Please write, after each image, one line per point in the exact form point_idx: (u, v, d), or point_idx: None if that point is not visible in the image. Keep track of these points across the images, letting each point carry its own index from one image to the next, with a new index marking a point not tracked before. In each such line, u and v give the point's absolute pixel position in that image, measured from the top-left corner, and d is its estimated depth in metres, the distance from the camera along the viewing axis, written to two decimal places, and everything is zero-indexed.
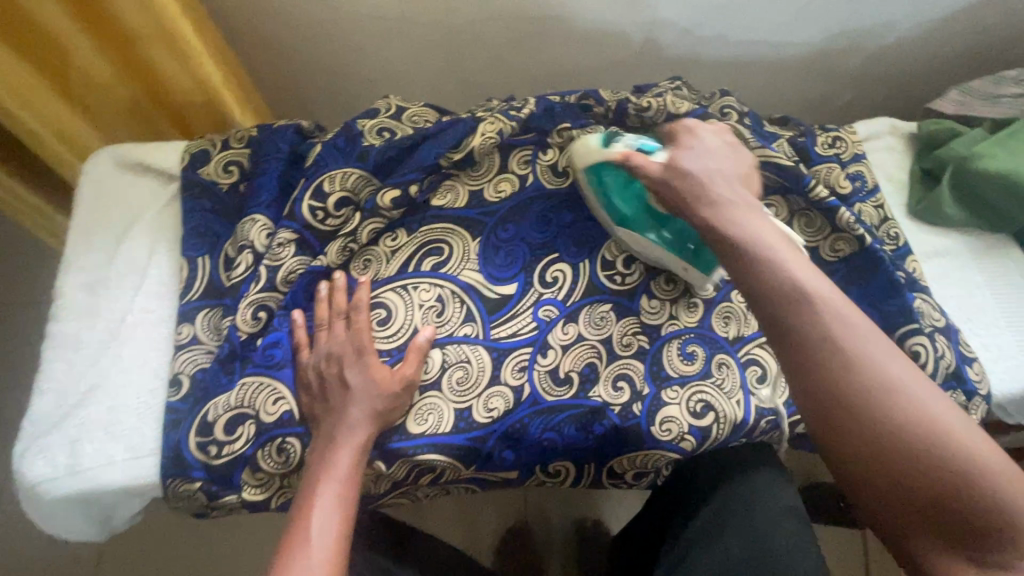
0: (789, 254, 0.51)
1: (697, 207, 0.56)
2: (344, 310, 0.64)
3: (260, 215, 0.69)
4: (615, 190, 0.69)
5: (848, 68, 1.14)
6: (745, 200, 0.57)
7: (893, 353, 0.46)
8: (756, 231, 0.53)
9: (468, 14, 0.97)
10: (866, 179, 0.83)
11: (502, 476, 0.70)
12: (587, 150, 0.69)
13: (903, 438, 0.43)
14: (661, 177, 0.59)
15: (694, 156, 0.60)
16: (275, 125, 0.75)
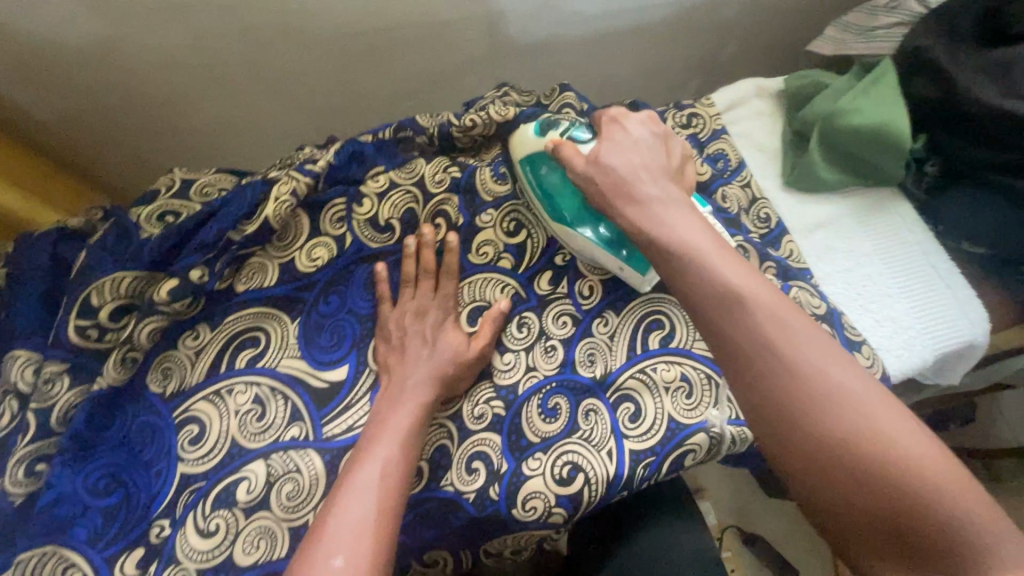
0: (712, 241, 0.51)
1: (618, 206, 0.56)
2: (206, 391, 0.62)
3: (21, 349, 0.59)
4: (551, 185, 0.67)
5: (721, 20, 1.04)
6: (677, 193, 0.57)
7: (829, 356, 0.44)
8: (669, 214, 0.54)
9: (275, 45, 0.85)
10: (728, 156, 0.77)
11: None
12: (525, 145, 0.68)
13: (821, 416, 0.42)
14: (583, 172, 0.60)
15: (621, 151, 0.59)
16: (33, 234, 0.65)
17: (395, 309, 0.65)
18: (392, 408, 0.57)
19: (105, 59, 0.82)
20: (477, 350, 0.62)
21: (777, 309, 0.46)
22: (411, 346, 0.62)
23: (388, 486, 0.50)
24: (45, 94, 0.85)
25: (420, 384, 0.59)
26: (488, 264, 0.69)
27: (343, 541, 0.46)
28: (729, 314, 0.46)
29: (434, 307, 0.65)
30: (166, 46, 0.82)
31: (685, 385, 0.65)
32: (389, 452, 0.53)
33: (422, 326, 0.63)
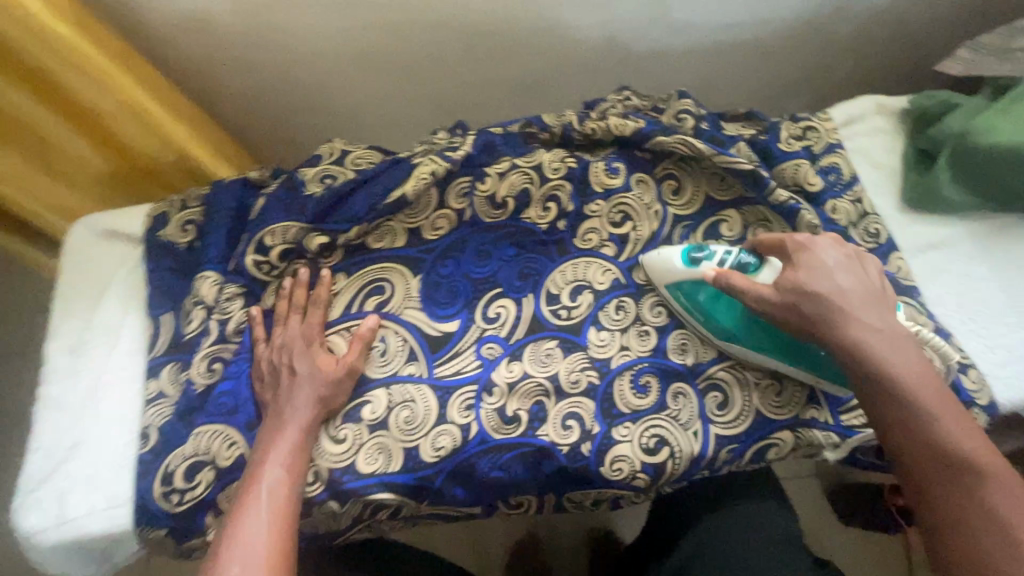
0: (887, 339, 0.57)
1: (841, 332, 0.57)
2: (302, 305, 0.71)
3: (211, 270, 0.73)
4: (712, 311, 0.66)
5: (841, 36, 1.04)
6: (891, 320, 0.59)
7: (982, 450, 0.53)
8: (885, 349, 0.57)
9: (420, 40, 0.97)
10: (842, 172, 0.75)
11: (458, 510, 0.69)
12: (669, 273, 0.68)
13: (951, 482, 0.52)
14: (777, 299, 0.60)
15: (817, 275, 0.59)
16: (225, 181, 0.79)
17: (269, 348, 0.69)
18: (279, 427, 0.63)
19: (284, 48, 0.95)
20: (344, 367, 0.67)
21: (993, 481, 0.51)
22: (284, 376, 0.66)
23: (279, 503, 0.58)
24: (234, 74, 1.00)
25: (301, 406, 0.64)
26: (592, 249, 0.74)
27: (243, 553, 0.54)
28: (949, 474, 0.52)
29: (298, 342, 0.68)
30: (333, 36, 0.94)
31: (774, 383, 0.67)
32: (276, 474, 0.60)
33: (291, 360, 0.67)
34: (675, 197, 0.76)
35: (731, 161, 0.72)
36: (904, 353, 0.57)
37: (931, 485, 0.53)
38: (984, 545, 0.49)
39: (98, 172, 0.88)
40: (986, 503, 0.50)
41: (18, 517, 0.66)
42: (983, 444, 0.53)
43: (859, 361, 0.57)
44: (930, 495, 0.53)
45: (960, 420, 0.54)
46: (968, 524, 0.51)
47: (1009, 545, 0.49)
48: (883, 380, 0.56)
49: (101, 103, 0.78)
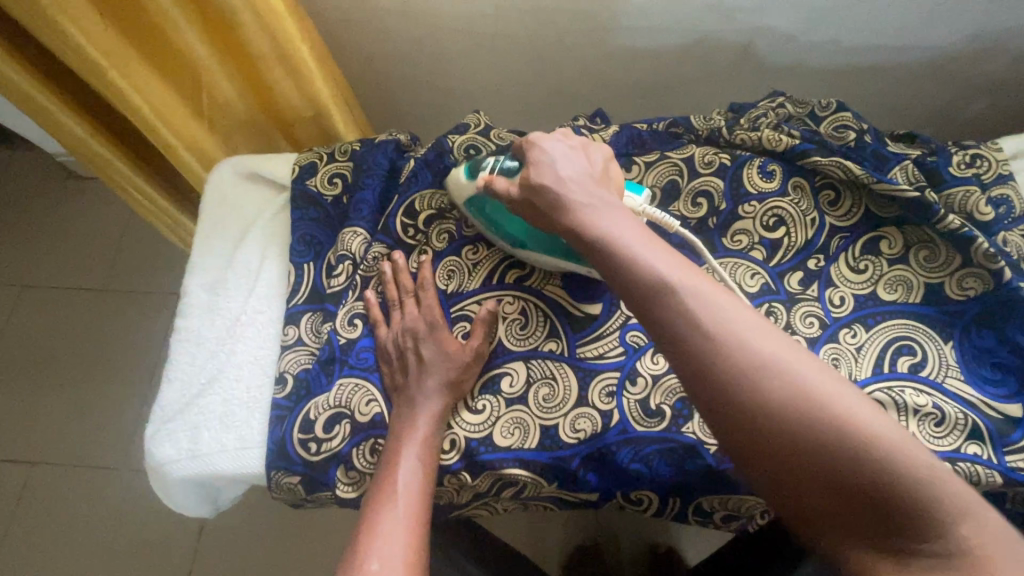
0: (630, 226, 0.51)
1: (555, 213, 0.54)
2: (412, 290, 0.68)
3: (360, 227, 0.73)
4: (500, 221, 0.67)
5: (988, 72, 1.01)
6: (610, 194, 0.56)
7: (763, 327, 0.43)
8: (618, 232, 0.50)
9: (563, 26, 0.96)
10: (1013, 203, 0.72)
11: (582, 497, 0.67)
12: (460, 188, 0.68)
13: (739, 377, 0.41)
14: (519, 199, 0.58)
15: (544, 169, 0.56)
16: (376, 140, 0.79)
17: (391, 330, 0.66)
18: (407, 416, 0.61)
19: (428, 19, 0.95)
20: (469, 351, 0.65)
21: (741, 318, 0.44)
22: (412, 361, 0.64)
23: (413, 498, 0.57)
24: (372, 41, 1.01)
25: (430, 394, 0.63)
26: (740, 252, 0.74)
27: (382, 550, 0.52)
28: (706, 325, 0.43)
29: (422, 325, 0.66)
30: (478, 13, 0.93)
31: (936, 412, 0.64)
32: (409, 467, 0.58)
33: (417, 345, 0.65)
34: (832, 207, 0.74)
35: (892, 188, 0.70)
36: (637, 231, 0.51)
37: (688, 340, 0.43)
38: (766, 395, 0.40)
39: (239, 117, 0.91)
40: (752, 348, 0.42)
41: (152, 444, 0.66)
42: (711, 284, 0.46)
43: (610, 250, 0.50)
44: (699, 361, 0.42)
45: (676, 263, 0.47)
46: (733, 376, 0.41)
47: (784, 385, 0.40)
48: (609, 245, 0.50)
49: (265, 50, 0.78)
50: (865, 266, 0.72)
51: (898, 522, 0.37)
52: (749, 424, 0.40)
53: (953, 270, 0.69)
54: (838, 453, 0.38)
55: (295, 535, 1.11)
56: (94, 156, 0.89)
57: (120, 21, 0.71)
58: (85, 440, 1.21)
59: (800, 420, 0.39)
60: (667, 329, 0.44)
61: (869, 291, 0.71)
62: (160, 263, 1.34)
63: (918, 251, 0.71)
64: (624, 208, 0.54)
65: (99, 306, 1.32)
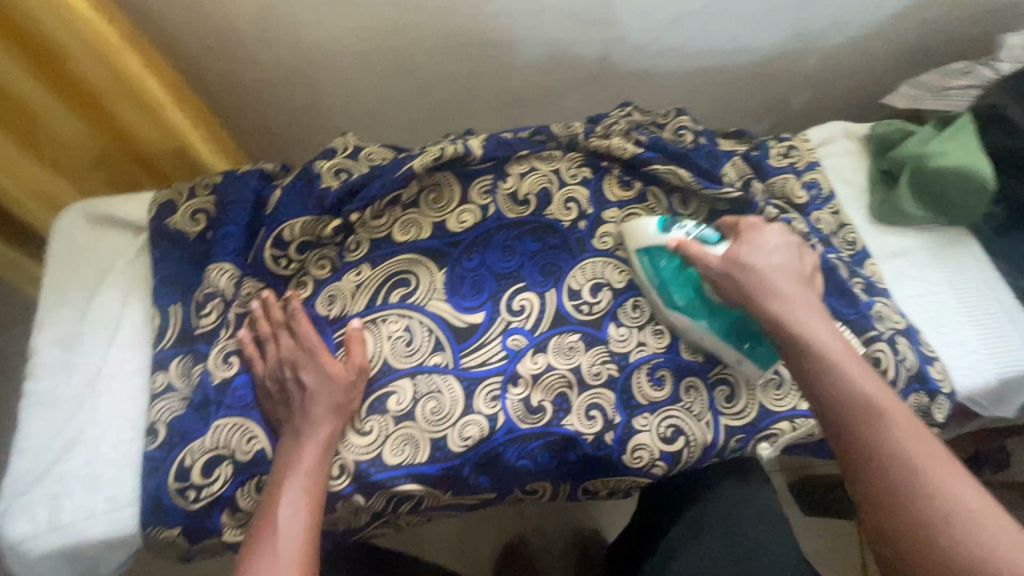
0: (835, 339, 0.63)
1: (759, 298, 0.66)
2: (283, 320, 0.67)
3: (226, 262, 0.71)
4: (669, 278, 0.72)
5: (806, 69, 1.17)
6: (811, 297, 0.67)
7: (928, 442, 0.54)
8: (828, 342, 0.62)
9: (429, 44, 0.99)
10: (821, 186, 0.85)
11: (480, 497, 0.70)
12: (644, 238, 0.73)
13: (894, 463, 0.53)
14: (721, 270, 0.67)
15: (755, 252, 0.68)
16: (239, 172, 0.77)
17: (267, 363, 0.65)
18: (295, 446, 0.62)
19: (291, 46, 0.95)
20: (353, 369, 0.67)
21: (897, 426, 0.55)
22: (293, 390, 0.64)
23: (301, 530, 0.57)
24: (235, 68, 0.98)
25: (319, 418, 0.63)
26: (607, 251, 0.78)
27: None
28: (858, 415, 0.57)
29: (301, 354, 0.65)
30: (341, 33, 0.94)
31: (775, 376, 0.74)
32: (292, 500, 0.58)
33: (297, 373, 0.64)
34: (684, 207, 0.83)
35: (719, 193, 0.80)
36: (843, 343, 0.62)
37: (856, 433, 0.56)
38: (897, 481, 0.52)
39: (92, 157, 0.84)
40: (894, 447, 0.54)
41: (5, 524, 0.61)
42: (893, 396, 0.58)
43: (812, 354, 0.62)
44: (845, 440, 0.56)
45: (870, 376, 0.59)
46: (886, 465, 0.53)
47: (913, 478, 0.51)
48: (813, 350, 0.61)
49: (100, 82, 0.75)
50: None
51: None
52: (878, 499, 0.52)
53: None
54: (945, 527, 0.49)
55: None
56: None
57: None
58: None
59: (945, 516, 0.49)
60: (826, 410, 0.59)
61: None
62: (17, 320, 1.20)
63: None
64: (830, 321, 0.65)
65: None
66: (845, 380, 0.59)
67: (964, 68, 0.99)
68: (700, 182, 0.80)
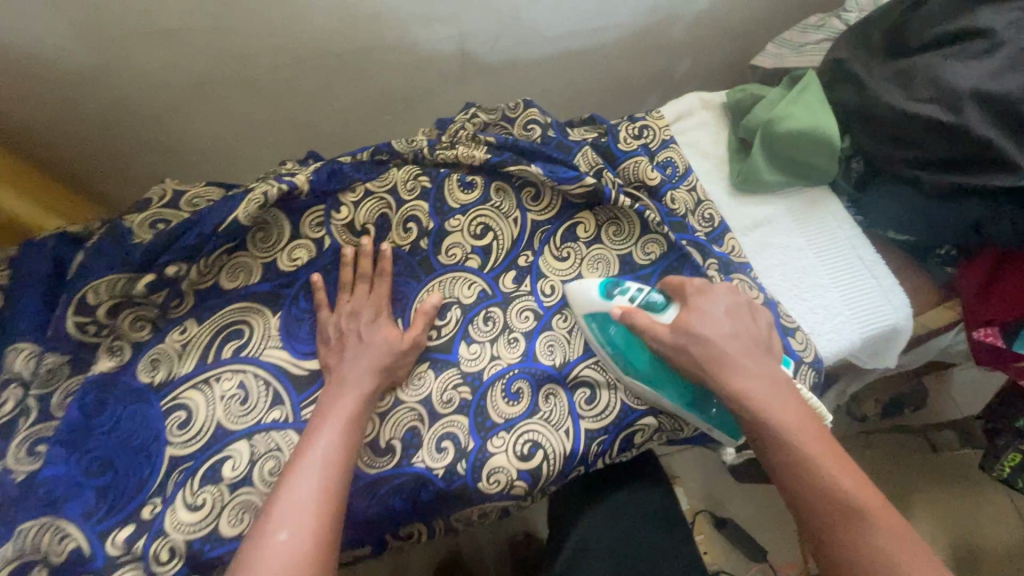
0: (771, 385, 0.60)
1: (719, 377, 0.60)
2: (367, 273, 0.72)
3: (22, 342, 0.64)
4: (624, 345, 0.68)
5: (676, 38, 1.13)
6: (763, 360, 0.62)
7: (850, 472, 0.55)
8: (763, 390, 0.59)
9: (263, 64, 0.92)
10: (676, 165, 0.82)
11: (355, 553, 0.71)
12: (590, 306, 0.68)
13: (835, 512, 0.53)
14: (672, 343, 0.62)
15: (705, 320, 0.63)
16: (36, 238, 0.70)
17: (333, 314, 0.70)
18: (334, 399, 0.62)
19: (106, 83, 0.89)
20: (410, 342, 0.68)
21: (832, 469, 0.55)
22: (348, 343, 0.67)
23: (328, 476, 0.56)
24: (52, 111, 0.91)
25: (359, 376, 0.64)
26: (457, 264, 0.75)
27: (287, 517, 0.53)
28: (825, 499, 0.54)
29: (366, 307, 0.70)
30: (157, 61, 0.87)
31: None
32: (318, 452, 0.58)
33: (357, 327, 0.68)
34: (534, 202, 0.78)
35: (567, 190, 0.76)
36: (782, 386, 0.60)
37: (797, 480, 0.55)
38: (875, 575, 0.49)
39: None
40: (835, 497, 0.53)
41: None
42: (875, 491, 0.54)
43: (746, 408, 0.59)
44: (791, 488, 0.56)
45: (805, 419, 0.58)
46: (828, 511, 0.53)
47: (861, 539, 0.51)
48: (748, 403, 0.59)
49: None
50: (567, 253, 0.77)
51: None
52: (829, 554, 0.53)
53: (637, 239, 0.77)
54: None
55: None
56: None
57: None
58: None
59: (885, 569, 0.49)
60: (769, 461, 0.58)
61: (575, 275, 0.76)
62: None
63: (608, 229, 0.78)
64: (772, 364, 0.62)
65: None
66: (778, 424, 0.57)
67: (817, 21, 0.97)
68: (550, 176, 0.76)
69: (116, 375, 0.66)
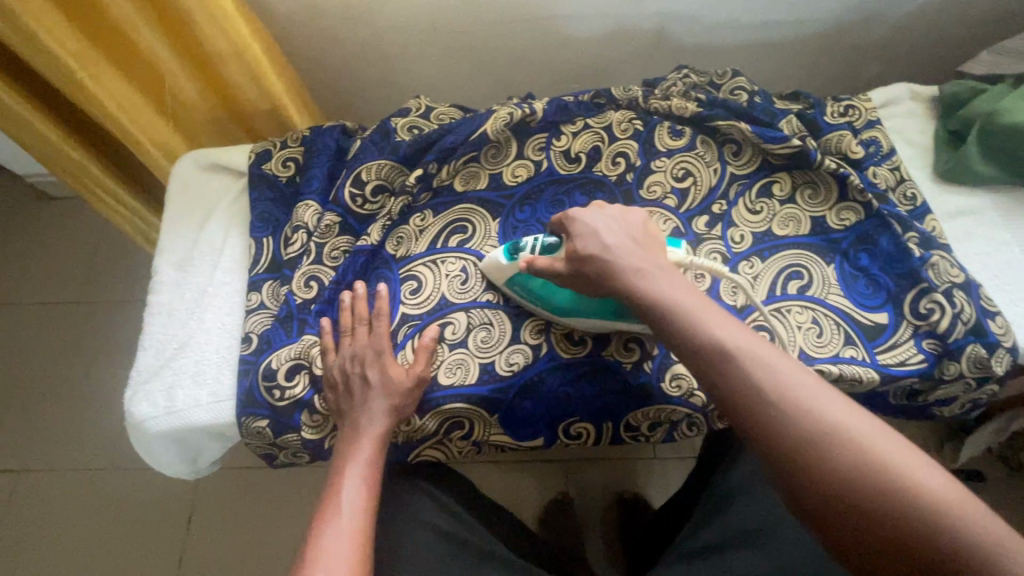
0: (661, 271, 0.60)
1: (612, 270, 0.61)
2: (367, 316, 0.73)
3: (311, 201, 0.81)
4: (545, 295, 0.71)
5: (873, 40, 1.14)
6: (650, 251, 0.63)
7: (733, 326, 0.53)
8: (649, 273, 0.60)
9: (493, 20, 1.06)
10: (881, 144, 0.85)
11: (525, 443, 0.76)
12: (504, 271, 0.72)
13: (719, 360, 0.51)
14: (569, 271, 0.65)
15: (589, 238, 0.64)
16: (323, 127, 0.87)
17: (339, 357, 0.71)
18: (355, 440, 0.66)
19: (367, 22, 1.05)
20: (412, 376, 0.69)
21: (714, 323, 0.53)
22: (356, 385, 0.68)
23: (358, 510, 0.59)
24: (321, 45, 1.10)
25: (376, 417, 0.67)
26: (655, 200, 0.83)
27: (332, 546, 0.55)
28: (709, 353, 0.52)
29: (369, 352, 0.70)
30: (413, 10, 1.03)
31: (815, 326, 0.74)
32: (351, 488, 0.61)
33: (363, 370, 0.69)
34: (734, 157, 0.84)
35: (771, 149, 0.82)
36: (665, 270, 0.61)
37: (686, 339, 0.54)
38: (766, 410, 0.47)
39: (203, 116, 1.00)
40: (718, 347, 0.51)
41: (131, 405, 0.72)
42: (756, 336, 0.52)
43: (636, 291, 0.59)
44: (681, 351, 0.54)
45: (684, 289, 0.58)
46: (715, 358, 0.51)
47: (749, 381, 0.49)
48: (634, 283, 0.59)
49: (222, 49, 0.87)
50: (761, 208, 0.82)
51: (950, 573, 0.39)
52: (728, 409, 0.50)
53: (832, 205, 0.81)
54: (772, 412, 0.47)
55: (286, 498, 1.14)
56: (43, 149, 0.92)
57: (78, 18, 0.78)
58: (54, 444, 1.21)
59: (771, 399, 0.48)
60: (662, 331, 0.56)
61: (766, 228, 0.81)
62: (120, 268, 1.35)
63: (804, 192, 0.82)
64: (659, 257, 0.63)
65: (61, 313, 1.32)
66: (659, 293, 0.57)
67: None
68: (759, 134, 0.81)
69: (376, 246, 0.80)
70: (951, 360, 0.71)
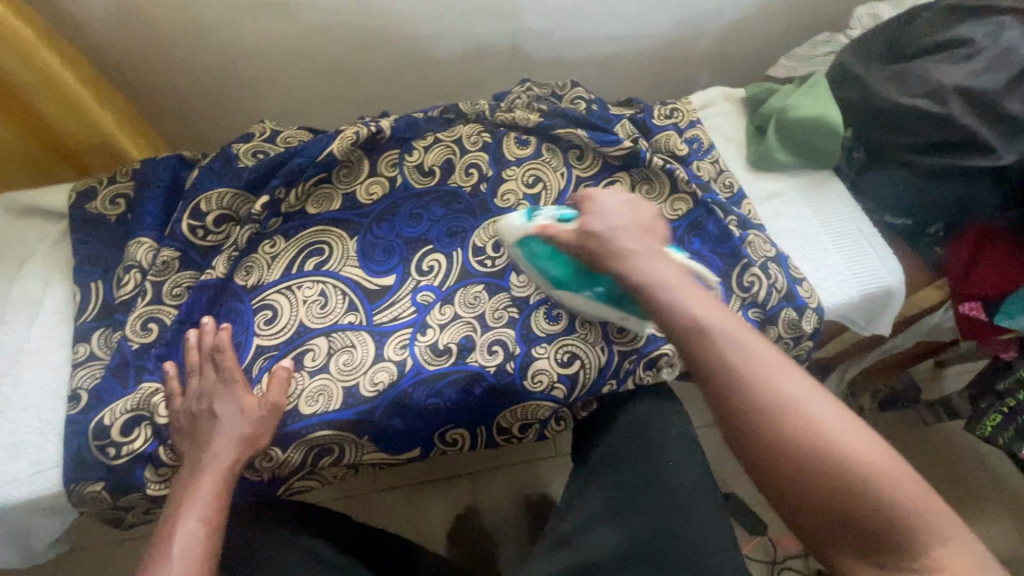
0: (671, 271, 0.58)
1: (629, 267, 0.59)
2: (211, 352, 0.68)
3: (145, 237, 0.75)
4: (544, 263, 0.69)
5: (701, 50, 1.27)
6: (656, 246, 0.62)
7: (741, 334, 0.52)
8: (664, 274, 0.58)
9: (345, 41, 1.05)
10: (701, 141, 0.95)
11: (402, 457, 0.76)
12: (513, 233, 0.69)
13: (727, 375, 0.50)
14: (576, 243, 0.63)
15: (600, 219, 0.63)
16: (157, 157, 0.82)
17: (184, 401, 0.66)
18: (194, 477, 0.61)
19: (209, 44, 1.01)
20: (266, 405, 0.66)
21: (718, 330, 0.52)
22: (202, 425, 0.64)
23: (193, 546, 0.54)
24: (161, 70, 1.05)
25: (221, 449, 0.62)
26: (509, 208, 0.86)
27: None
28: (713, 367, 0.51)
29: (216, 390, 0.66)
30: (257, 34, 1.01)
31: None
32: (188, 524, 0.56)
33: (207, 408, 0.65)
34: (579, 161, 0.90)
35: (608, 151, 0.88)
36: (678, 270, 0.59)
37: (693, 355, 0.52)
38: (770, 425, 0.47)
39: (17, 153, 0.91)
40: (727, 364, 0.50)
41: None
42: (756, 341, 0.52)
43: (644, 293, 0.57)
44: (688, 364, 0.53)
45: (692, 295, 0.56)
46: (720, 374, 0.50)
47: (754, 395, 0.48)
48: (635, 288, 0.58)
49: (24, 79, 0.79)
50: None
51: (889, 543, 0.43)
52: (733, 423, 0.49)
53: (666, 198, 0.89)
54: (772, 425, 0.47)
55: None
56: None
57: None
58: None
59: (770, 410, 0.47)
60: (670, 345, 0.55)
61: None
62: None
63: (641, 188, 0.90)
64: (664, 254, 0.61)
65: None
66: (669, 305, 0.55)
67: (826, 38, 1.11)
68: (594, 139, 0.89)
69: (223, 279, 0.75)
70: (770, 325, 0.81)
